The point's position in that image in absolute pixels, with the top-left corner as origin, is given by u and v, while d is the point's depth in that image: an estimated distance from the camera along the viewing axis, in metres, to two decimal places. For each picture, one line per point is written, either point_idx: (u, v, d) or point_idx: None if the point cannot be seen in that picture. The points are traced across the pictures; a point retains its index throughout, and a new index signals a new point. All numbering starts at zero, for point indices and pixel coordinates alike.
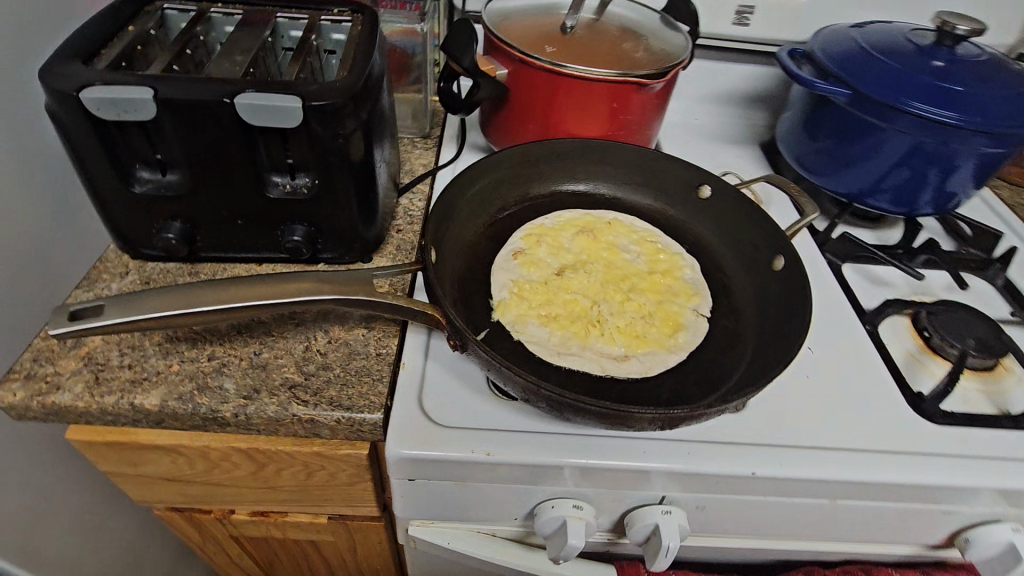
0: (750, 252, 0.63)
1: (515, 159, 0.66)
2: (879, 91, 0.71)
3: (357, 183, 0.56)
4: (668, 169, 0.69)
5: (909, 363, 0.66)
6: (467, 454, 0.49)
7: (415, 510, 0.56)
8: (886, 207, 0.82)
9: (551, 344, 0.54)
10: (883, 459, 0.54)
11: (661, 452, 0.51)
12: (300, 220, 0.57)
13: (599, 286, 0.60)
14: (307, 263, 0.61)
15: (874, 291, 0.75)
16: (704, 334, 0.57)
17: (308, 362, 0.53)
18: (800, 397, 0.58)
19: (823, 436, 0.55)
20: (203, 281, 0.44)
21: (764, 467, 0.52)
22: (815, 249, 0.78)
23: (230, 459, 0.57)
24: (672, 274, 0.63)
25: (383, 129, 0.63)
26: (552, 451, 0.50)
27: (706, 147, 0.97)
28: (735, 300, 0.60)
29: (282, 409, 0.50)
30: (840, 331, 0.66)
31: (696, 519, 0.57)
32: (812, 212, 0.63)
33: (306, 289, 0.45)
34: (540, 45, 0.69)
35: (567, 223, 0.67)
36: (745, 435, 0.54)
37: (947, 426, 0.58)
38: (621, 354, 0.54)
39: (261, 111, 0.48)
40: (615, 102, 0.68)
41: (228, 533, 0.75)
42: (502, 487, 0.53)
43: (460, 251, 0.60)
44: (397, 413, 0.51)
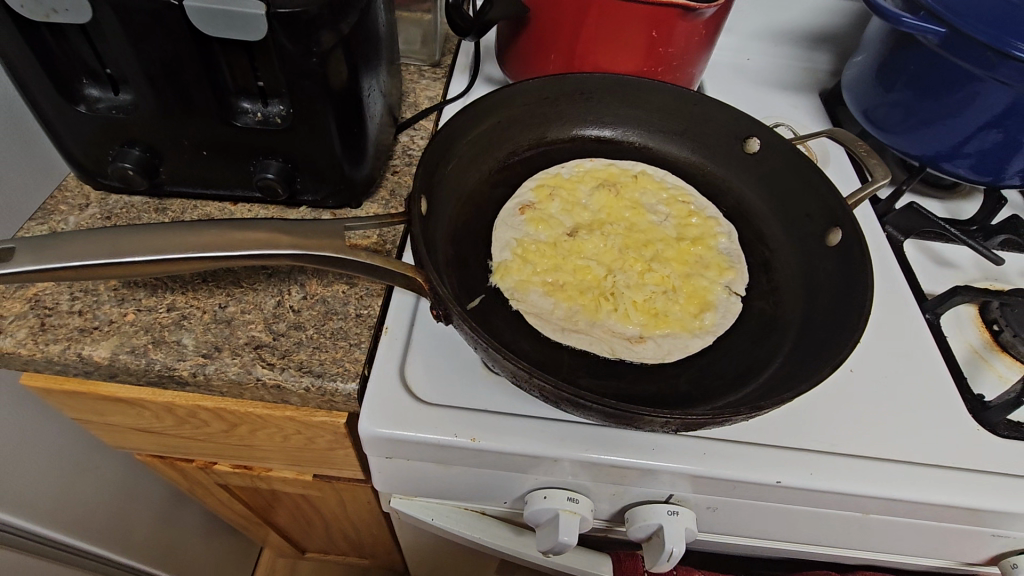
0: (799, 221, 0.53)
1: (531, 95, 0.57)
2: (984, 30, 0.58)
3: (337, 113, 0.48)
4: (711, 116, 0.58)
5: (971, 361, 0.58)
6: (449, 437, 0.43)
7: (395, 485, 0.52)
8: (965, 175, 0.70)
9: (554, 318, 0.46)
10: (928, 474, 0.47)
11: (671, 450, 0.45)
12: (273, 155, 0.50)
13: (617, 252, 0.51)
14: (286, 204, 0.55)
15: (938, 274, 0.65)
16: (735, 316, 0.49)
17: (279, 321, 0.47)
18: (839, 396, 0.51)
19: (863, 442, 0.48)
20: (149, 227, 0.38)
21: (790, 476, 0.45)
22: (875, 219, 0.67)
23: (198, 417, 0.52)
24: (704, 242, 0.54)
25: (375, 49, 0.54)
26: (548, 441, 0.44)
27: (757, 93, 0.84)
28: (775, 277, 0.52)
29: (245, 372, 0.44)
30: (894, 319, 0.57)
31: (707, 518, 0.51)
32: (882, 177, 0.52)
33: (261, 241, 0.38)
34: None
35: (587, 174, 0.58)
36: (770, 435, 0.47)
37: (1012, 440, 0.50)
38: (635, 336, 0.46)
39: (216, 18, 0.40)
40: (654, 31, 0.57)
41: (214, 481, 0.72)
42: (491, 472, 0.47)
43: (459, 202, 0.53)
44: (373, 384, 0.45)
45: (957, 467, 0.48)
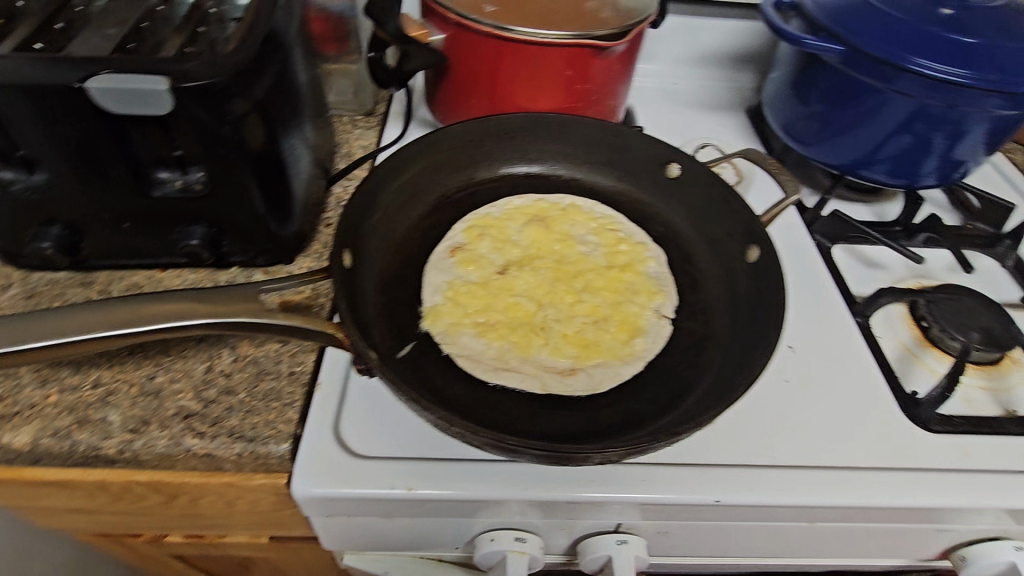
0: (722, 240, 0.55)
1: (456, 139, 0.58)
2: (879, 47, 0.62)
3: (258, 175, 0.49)
4: (632, 145, 0.60)
5: (903, 360, 0.59)
6: (384, 490, 0.43)
7: (342, 542, 0.51)
8: (883, 179, 0.73)
9: (486, 359, 0.47)
10: (864, 478, 0.48)
11: (611, 480, 0.46)
12: (198, 221, 0.50)
13: (547, 286, 0.52)
14: (216, 267, 0.55)
15: (867, 275, 0.67)
16: (665, 340, 0.49)
17: (209, 387, 0.47)
18: (774, 408, 0.52)
19: (799, 453, 0.49)
20: (60, 310, 0.38)
21: (728, 494, 0.46)
22: (804, 228, 0.69)
23: (135, 493, 0.51)
24: (633, 268, 0.55)
25: (296, 107, 0.55)
26: (486, 484, 0.44)
27: (686, 115, 0.88)
28: (704, 298, 0.53)
29: (174, 444, 0.44)
30: (824, 326, 0.59)
31: (659, 543, 0.51)
32: (793, 192, 0.54)
33: (173, 313, 0.38)
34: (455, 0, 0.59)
35: (517, 211, 0.59)
36: (709, 454, 0.48)
37: (943, 435, 0.52)
38: (567, 368, 0.47)
39: (121, 96, 0.41)
40: (568, 70, 0.59)
41: (168, 553, 0.69)
42: (435, 519, 0.47)
43: (388, 251, 0.53)
44: (306, 444, 0.44)
45: (892, 467, 0.49)
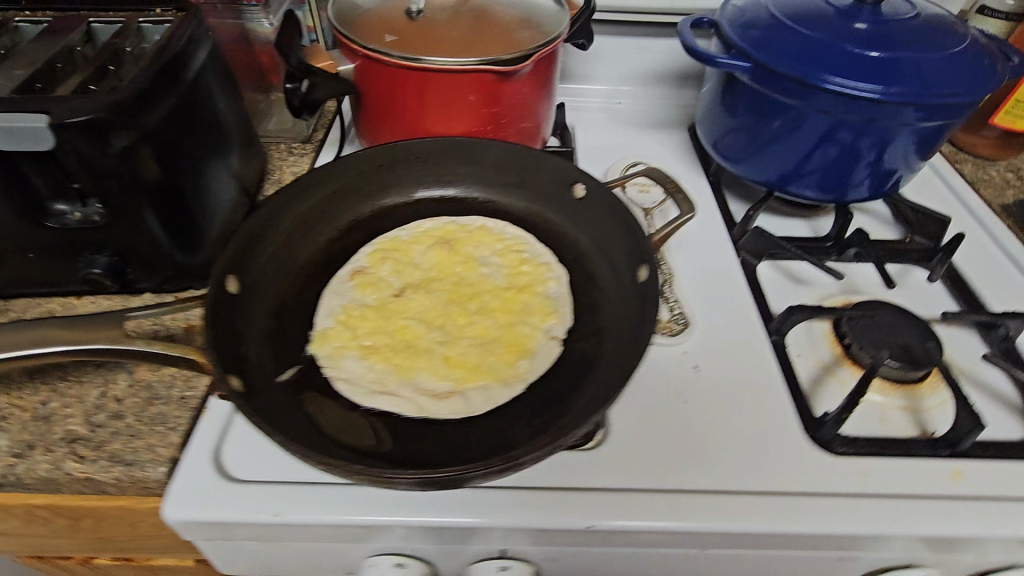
0: (621, 258, 0.55)
1: (363, 164, 0.60)
2: (790, 67, 0.61)
3: (154, 204, 0.51)
4: (539, 166, 0.61)
5: (814, 378, 0.58)
6: (251, 515, 0.43)
7: (236, 566, 0.51)
8: (813, 194, 0.72)
9: (365, 382, 0.47)
10: (754, 504, 0.47)
11: (488, 505, 0.45)
12: (100, 250, 0.52)
13: (440, 307, 0.53)
14: (127, 294, 0.57)
15: (790, 292, 0.66)
16: (552, 361, 0.49)
17: (99, 412, 0.48)
18: (669, 430, 0.51)
19: (686, 477, 0.48)
20: None
21: (603, 519, 0.45)
22: (729, 245, 0.69)
23: (39, 516, 0.52)
24: (532, 289, 0.55)
25: (201, 137, 0.57)
26: (357, 508, 0.44)
27: (628, 134, 0.88)
28: (599, 318, 0.53)
29: (55, 468, 0.45)
30: (733, 346, 0.58)
31: (555, 570, 0.50)
32: (688, 210, 0.53)
33: (35, 341, 0.40)
34: (362, 32, 0.60)
35: (425, 234, 0.60)
36: (594, 478, 0.48)
37: (846, 456, 0.51)
38: (446, 391, 0.47)
39: (5, 133, 0.43)
40: (472, 94, 0.60)
41: None
42: (318, 544, 0.47)
43: (286, 275, 0.54)
44: (182, 467, 0.45)
45: (788, 492, 0.48)
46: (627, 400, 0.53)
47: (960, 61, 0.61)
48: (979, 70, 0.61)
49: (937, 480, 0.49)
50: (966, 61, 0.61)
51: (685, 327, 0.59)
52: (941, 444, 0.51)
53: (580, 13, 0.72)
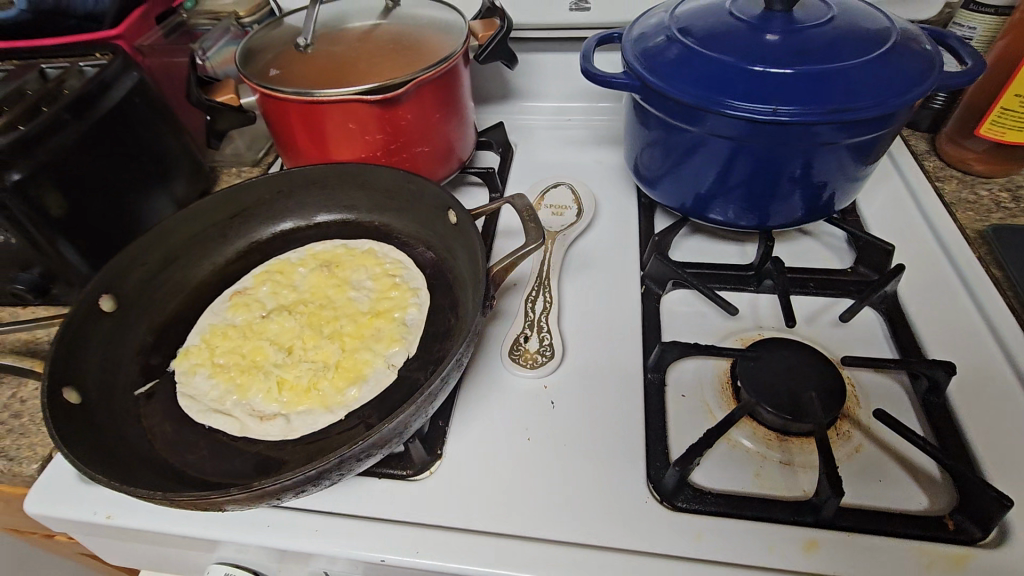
0: (474, 285, 0.55)
1: (261, 190, 0.64)
2: (682, 88, 0.57)
3: (60, 229, 0.59)
4: (420, 192, 0.62)
5: (688, 420, 0.54)
6: (88, 516, 0.48)
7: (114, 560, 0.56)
8: (733, 218, 0.66)
9: (206, 400, 0.50)
10: (565, 554, 0.44)
11: (299, 528, 0.47)
12: (25, 269, 0.61)
13: (296, 331, 0.55)
14: (56, 306, 0.65)
15: (693, 324, 0.61)
16: (381, 389, 0.50)
17: (4, 410, 0.55)
18: (503, 467, 0.50)
19: (504, 518, 0.47)
20: None
21: (401, 554, 0.45)
22: (634, 273, 0.66)
23: None
24: (390, 314, 0.56)
25: (119, 172, 0.65)
26: (178, 519, 0.47)
27: (572, 151, 0.85)
28: (443, 347, 0.53)
29: None
30: (601, 381, 0.55)
31: None
32: (533, 240, 0.52)
33: None
34: (263, 70, 0.65)
35: (312, 257, 0.63)
36: (410, 511, 0.47)
37: (687, 513, 0.46)
38: (271, 413, 0.49)
39: None
40: (352, 122, 0.63)
41: (72, 554, 0.80)
42: (161, 549, 0.50)
43: (173, 296, 0.59)
44: (50, 466, 0.51)
45: (610, 546, 0.45)
46: (470, 433, 0.52)
47: (881, 71, 0.54)
48: (904, 83, 0.54)
49: (790, 550, 0.43)
50: (888, 71, 0.55)
51: (553, 358, 0.57)
52: (805, 510, 0.45)
53: (496, 33, 0.72)
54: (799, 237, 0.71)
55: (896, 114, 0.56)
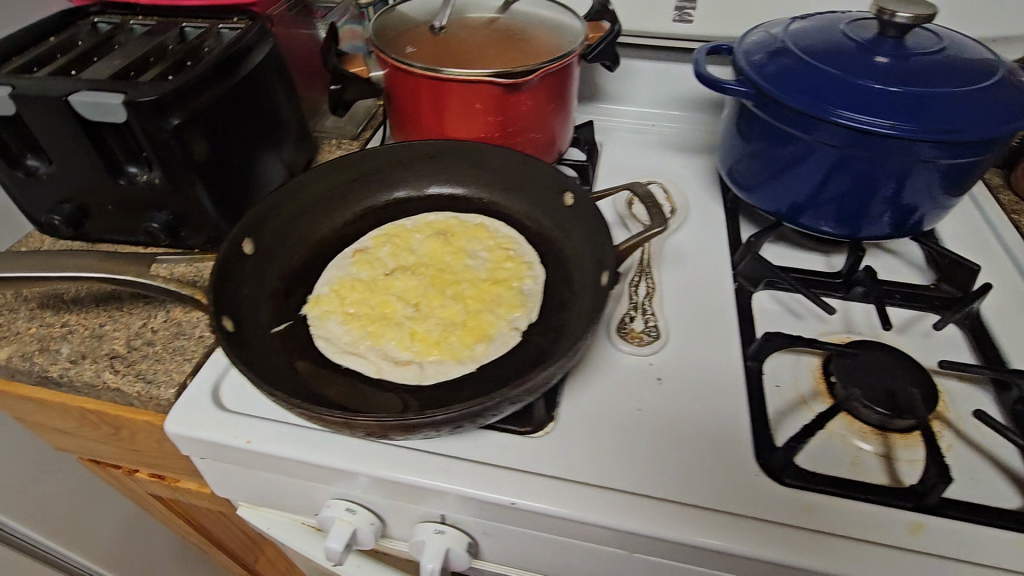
0: (592, 264, 0.58)
1: (382, 159, 0.67)
2: (798, 99, 0.61)
3: (200, 175, 0.62)
4: (536, 174, 0.65)
5: (785, 408, 0.57)
6: (232, 440, 0.52)
7: (227, 490, 0.59)
8: (824, 228, 0.70)
9: (341, 343, 0.54)
10: (684, 514, 0.48)
11: (431, 468, 0.50)
12: (160, 210, 0.64)
13: (420, 290, 0.58)
14: (179, 249, 0.68)
15: (784, 322, 0.64)
16: (508, 348, 0.53)
17: (137, 338, 0.59)
18: (616, 433, 0.53)
19: (623, 477, 0.50)
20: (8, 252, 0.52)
21: (529, 498, 0.49)
22: (727, 268, 0.69)
23: (90, 419, 0.64)
24: (508, 283, 0.59)
25: (247, 128, 0.68)
26: (317, 450, 0.51)
27: (656, 155, 0.89)
28: (563, 317, 0.56)
29: (96, 375, 0.56)
30: (703, 366, 0.58)
31: (489, 547, 0.54)
32: (659, 224, 0.55)
33: (84, 267, 0.50)
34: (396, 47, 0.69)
35: (427, 225, 0.66)
36: (533, 463, 0.51)
37: (796, 489, 0.49)
38: (405, 360, 0.52)
39: (90, 106, 0.55)
40: (477, 103, 0.67)
41: (145, 491, 0.84)
42: (287, 479, 0.55)
43: (298, 249, 0.62)
44: (187, 392, 0.54)
45: (722, 510, 0.48)
46: (583, 399, 0.56)
47: (987, 99, 0.58)
48: (1010, 112, 0.58)
49: (895, 530, 0.47)
50: (994, 100, 0.58)
51: (656, 339, 0.60)
52: (906, 495, 0.48)
53: (607, 35, 0.75)
54: (878, 253, 0.75)
55: (996, 141, 0.59)
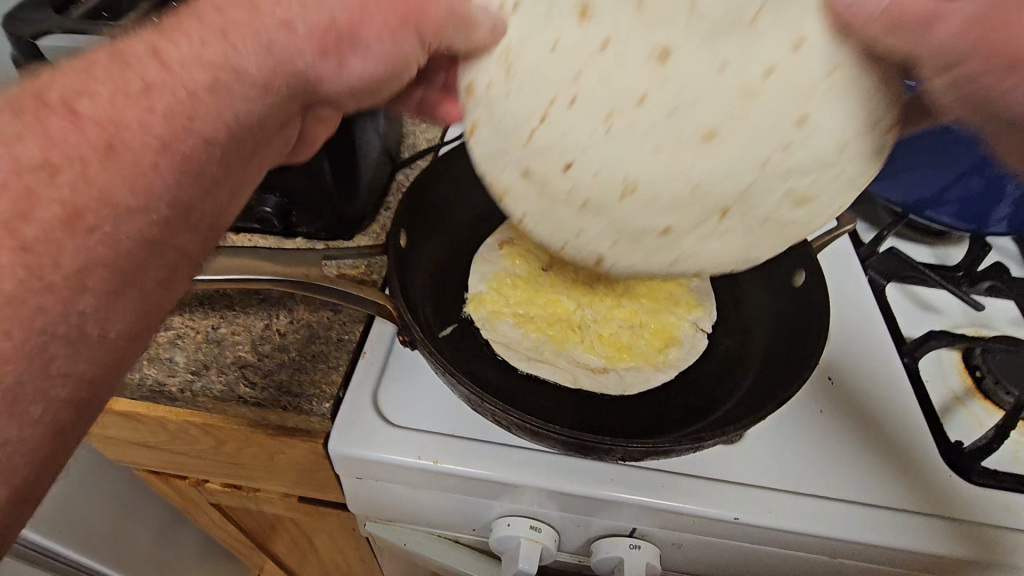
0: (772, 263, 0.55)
1: None
2: None
3: (332, 150, 0.53)
4: None
5: (948, 406, 0.56)
6: (413, 460, 0.45)
7: (366, 508, 0.53)
8: (949, 222, 0.69)
9: (521, 349, 0.49)
10: (899, 519, 0.47)
11: (636, 482, 0.46)
12: (272, 191, 0.55)
13: (590, 288, 0.53)
14: (283, 235, 0.60)
15: (919, 317, 0.64)
16: (699, 353, 0.51)
17: (265, 342, 0.51)
18: (808, 439, 0.51)
19: (830, 482, 0.48)
20: None
21: (749, 513, 0.46)
22: (856, 261, 0.68)
23: (189, 432, 0.55)
24: (676, 280, 0.56)
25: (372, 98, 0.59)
26: (508, 467, 0.45)
27: None
28: (744, 317, 0.53)
29: (228, 389, 0.48)
30: (867, 364, 0.57)
31: (670, 556, 0.52)
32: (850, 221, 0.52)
33: (244, 267, 0.42)
34: None
35: None
36: (738, 473, 0.48)
37: (985, 488, 0.49)
38: (599, 367, 0.49)
39: None
40: None
41: (207, 500, 0.75)
42: (456, 497, 0.48)
43: (439, 241, 0.55)
44: (346, 406, 0.48)
45: (927, 511, 0.47)
46: None
47: None
48: None
49: None
50: None
51: None
52: None
53: None
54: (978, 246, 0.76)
55: None
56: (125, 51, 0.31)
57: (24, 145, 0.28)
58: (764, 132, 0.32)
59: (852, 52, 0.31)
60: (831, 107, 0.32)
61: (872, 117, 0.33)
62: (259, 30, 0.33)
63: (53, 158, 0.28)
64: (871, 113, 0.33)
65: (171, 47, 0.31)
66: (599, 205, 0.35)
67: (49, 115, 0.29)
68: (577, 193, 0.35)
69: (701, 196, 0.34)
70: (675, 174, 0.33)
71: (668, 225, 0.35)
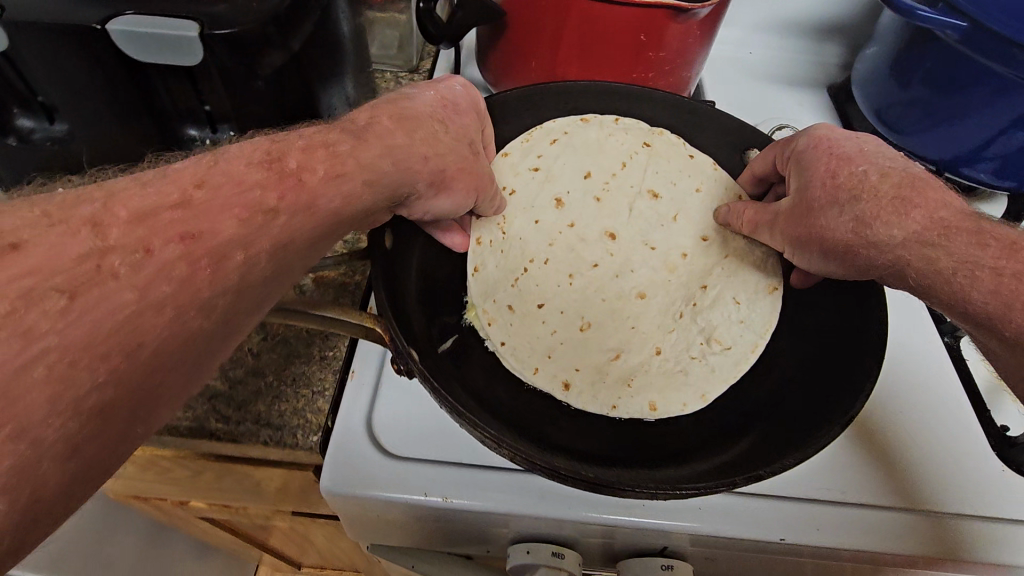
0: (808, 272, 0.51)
1: (514, 104, 0.55)
2: (1012, 26, 0.50)
3: None
4: (711, 124, 0.58)
5: (992, 389, 0.50)
6: (419, 497, 0.40)
7: (370, 535, 0.48)
8: (984, 179, 0.63)
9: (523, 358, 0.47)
10: (954, 526, 0.43)
11: (663, 506, 0.42)
12: None
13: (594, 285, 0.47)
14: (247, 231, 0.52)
15: None
16: (708, 379, 0.49)
17: (236, 366, 0.44)
18: (851, 439, 0.46)
19: (877, 487, 0.44)
20: None
21: (792, 531, 0.42)
22: None
23: (160, 465, 0.48)
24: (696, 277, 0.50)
25: (339, 61, 0.48)
26: (526, 499, 0.41)
27: (764, 90, 0.77)
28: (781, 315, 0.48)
29: (197, 426, 0.41)
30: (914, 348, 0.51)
31: (702, 567, 0.48)
32: None
33: None
34: None
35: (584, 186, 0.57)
36: (778, 485, 0.44)
37: None
38: (606, 388, 0.47)
39: (144, 40, 0.35)
40: (641, 34, 0.51)
41: (192, 515, 0.69)
42: (470, 527, 0.44)
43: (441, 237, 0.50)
44: (336, 437, 0.42)
45: (982, 515, 0.43)
46: None
47: None
48: None
49: None
50: None
51: None
52: None
53: None
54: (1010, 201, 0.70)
55: None
56: (338, 144, 0.34)
57: (250, 191, 0.28)
58: (672, 300, 0.52)
59: (726, 243, 0.55)
60: (729, 281, 0.54)
61: (751, 300, 0.53)
62: (415, 154, 0.38)
63: (279, 205, 0.29)
64: (756, 284, 0.53)
65: (369, 147, 0.35)
66: (564, 335, 0.50)
67: (286, 177, 0.30)
68: (553, 316, 0.51)
69: (637, 337, 0.51)
70: (623, 312, 0.51)
71: (617, 355, 0.50)
